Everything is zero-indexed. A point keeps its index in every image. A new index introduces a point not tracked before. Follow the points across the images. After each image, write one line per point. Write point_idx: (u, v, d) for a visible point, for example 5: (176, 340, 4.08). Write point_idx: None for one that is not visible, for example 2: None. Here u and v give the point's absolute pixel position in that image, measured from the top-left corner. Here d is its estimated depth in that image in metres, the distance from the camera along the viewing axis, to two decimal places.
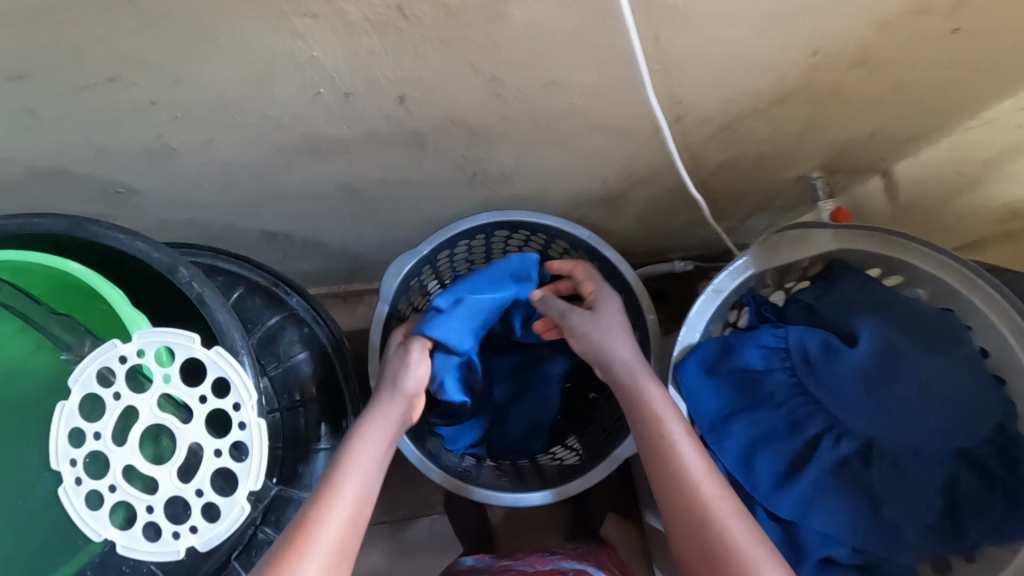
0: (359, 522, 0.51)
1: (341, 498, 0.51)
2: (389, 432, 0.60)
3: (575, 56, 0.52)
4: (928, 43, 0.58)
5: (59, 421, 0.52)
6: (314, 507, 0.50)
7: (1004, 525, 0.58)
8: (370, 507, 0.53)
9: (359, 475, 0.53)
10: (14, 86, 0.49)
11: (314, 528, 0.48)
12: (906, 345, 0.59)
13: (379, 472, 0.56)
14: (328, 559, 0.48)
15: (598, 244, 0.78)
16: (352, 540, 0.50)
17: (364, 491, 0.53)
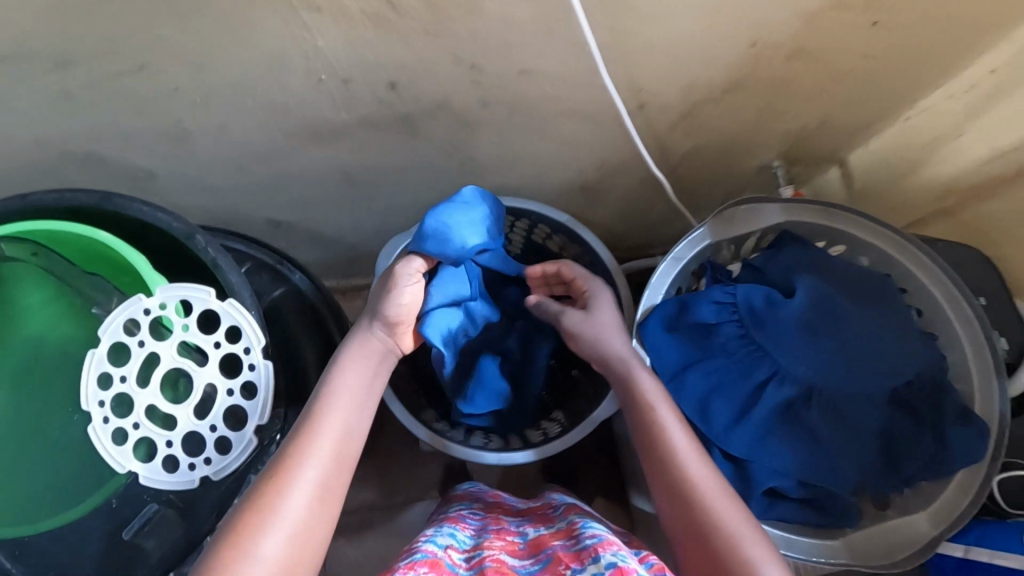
0: (342, 456, 0.54)
1: (322, 435, 0.54)
2: (369, 369, 0.61)
3: (542, 46, 0.60)
4: (853, 35, 0.66)
5: (89, 366, 0.59)
6: (296, 445, 0.54)
7: (932, 460, 0.65)
8: (355, 440, 0.56)
9: (338, 413, 0.56)
10: (60, 75, 0.56)
11: (298, 466, 0.52)
12: (841, 299, 0.67)
13: (362, 407, 0.58)
14: (313, 492, 0.51)
15: (576, 225, 0.85)
16: (337, 472, 0.53)
17: (345, 428, 0.56)
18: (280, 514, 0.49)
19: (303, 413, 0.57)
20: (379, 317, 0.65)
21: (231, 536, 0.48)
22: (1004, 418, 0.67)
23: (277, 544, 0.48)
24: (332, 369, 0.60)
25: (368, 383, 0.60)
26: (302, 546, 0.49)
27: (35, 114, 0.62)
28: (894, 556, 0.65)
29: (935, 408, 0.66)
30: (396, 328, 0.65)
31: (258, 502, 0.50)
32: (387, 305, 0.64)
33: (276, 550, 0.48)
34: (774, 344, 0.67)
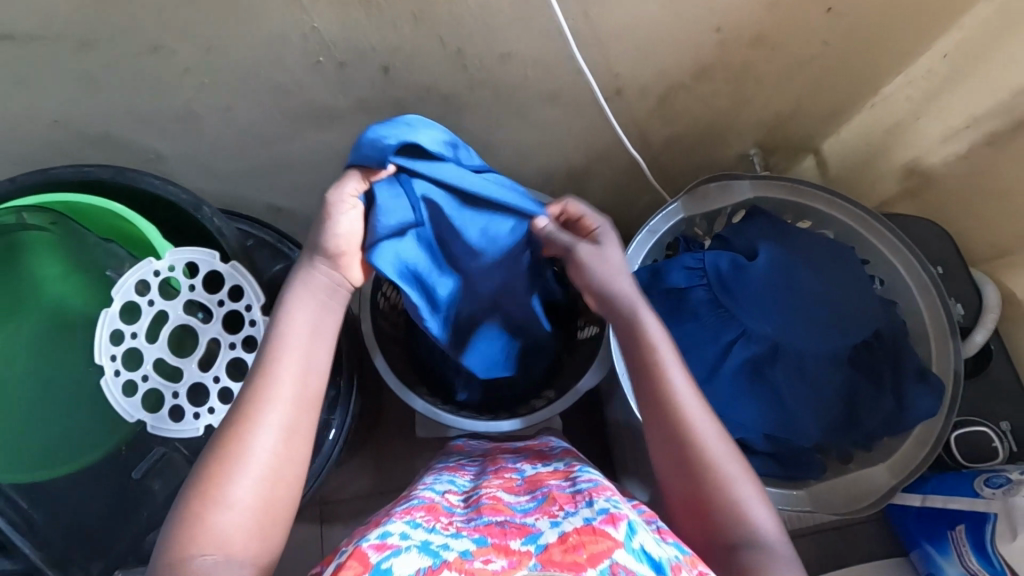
0: (303, 398, 0.54)
1: (277, 378, 0.54)
2: (322, 308, 0.58)
3: (520, 29, 0.66)
4: (811, 20, 0.72)
5: (103, 323, 0.63)
6: (253, 390, 0.53)
7: (890, 416, 0.70)
8: (314, 379, 0.55)
9: (292, 356, 0.55)
10: (81, 53, 0.62)
11: (257, 412, 0.52)
12: (800, 263, 0.72)
13: (319, 346, 0.57)
14: (278, 436, 0.52)
15: None
16: (300, 414, 0.53)
17: (302, 370, 0.55)
18: (247, 459, 0.50)
19: (257, 357, 0.55)
20: (317, 250, 0.59)
21: (201, 485, 0.49)
22: (958, 373, 0.71)
23: (250, 488, 0.50)
24: (279, 312, 0.57)
25: (319, 321, 0.58)
26: (273, 489, 0.51)
27: (60, 95, 0.67)
28: (858, 505, 0.70)
29: (893, 368, 0.71)
30: (339, 260, 0.59)
31: (222, 450, 0.50)
32: (325, 236, 0.59)
33: (249, 494, 0.50)
34: (742, 308, 0.71)
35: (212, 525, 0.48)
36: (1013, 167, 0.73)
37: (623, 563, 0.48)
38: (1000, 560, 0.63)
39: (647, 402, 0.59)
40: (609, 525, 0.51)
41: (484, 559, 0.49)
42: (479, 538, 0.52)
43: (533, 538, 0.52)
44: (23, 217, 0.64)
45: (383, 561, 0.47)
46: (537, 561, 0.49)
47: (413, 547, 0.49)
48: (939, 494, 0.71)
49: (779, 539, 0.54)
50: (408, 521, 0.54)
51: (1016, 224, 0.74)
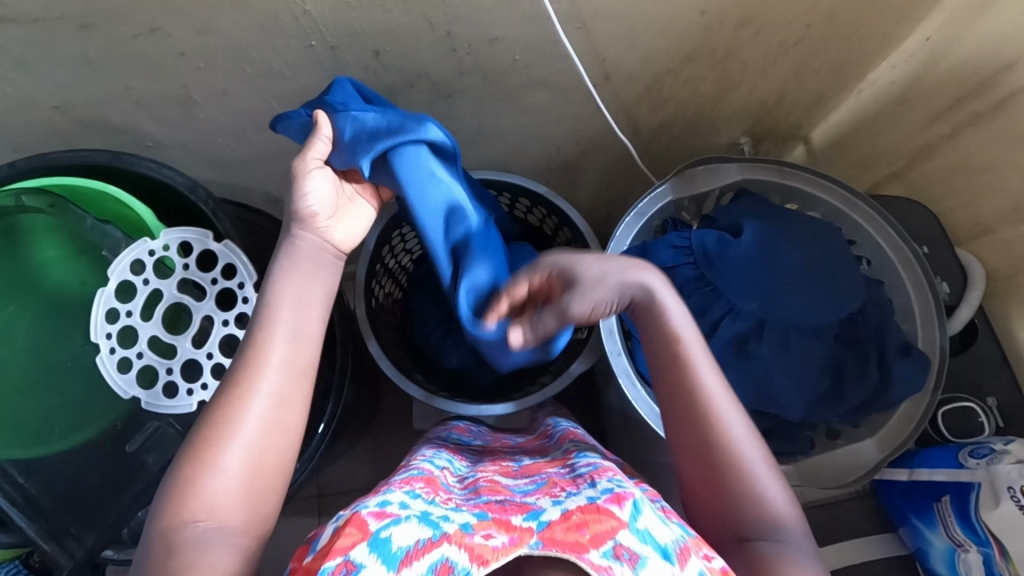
0: (291, 365, 0.54)
1: (269, 347, 0.53)
2: (311, 277, 0.58)
3: (507, 12, 0.67)
4: (795, 4, 0.73)
5: (98, 302, 0.64)
6: (245, 360, 0.53)
7: (876, 390, 0.74)
8: (306, 348, 0.55)
9: (285, 324, 0.55)
10: (80, 36, 0.63)
11: (248, 381, 0.52)
12: (782, 240, 0.76)
13: (310, 312, 0.57)
14: (269, 402, 0.52)
15: (552, 196, 0.81)
16: (291, 382, 0.53)
17: (292, 339, 0.55)
18: (238, 429, 0.50)
19: (249, 327, 0.55)
20: (290, 216, 0.59)
21: (194, 454, 0.49)
22: (943, 350, 0.73)
23: (240, 456, 0.50)
24: (269, 282, 0.56)
25: (306, 290, 0.57)
26: (265, 456, 0.51)
27: (60, 79, 0.69)
28: (843, 479, 0.75)
29: (879, 343, 0.74)
30: (309, 220, 0.59)
31: (214, 418, 0.50)
32: (291, 200, 0.59)
33: (239, 462, 0.49)
34: (729, 285, 0.75)
35: (202, 490, 0.48)
36: (996, 145, 0.74)
37: (627, 545, 0.42)
38: (984, 526, 0.66)
39: (666, 391, 0.58)
40: (613, 504, 0.45)
41: (484, 534, 0.42)
42: (478, 513, 0.46)
43: (535, 515, 0.45)
44: (22, 200, 0.64)
45: (383, 530, 0.41)
46: (539, 539, 0.42)
47: (413, 517, 0.43)
48: (925, 467, 0.74)
49: (801, 531, 0.53)
50: (407, 492, 0.48)
51: (999, 202, 0.75)
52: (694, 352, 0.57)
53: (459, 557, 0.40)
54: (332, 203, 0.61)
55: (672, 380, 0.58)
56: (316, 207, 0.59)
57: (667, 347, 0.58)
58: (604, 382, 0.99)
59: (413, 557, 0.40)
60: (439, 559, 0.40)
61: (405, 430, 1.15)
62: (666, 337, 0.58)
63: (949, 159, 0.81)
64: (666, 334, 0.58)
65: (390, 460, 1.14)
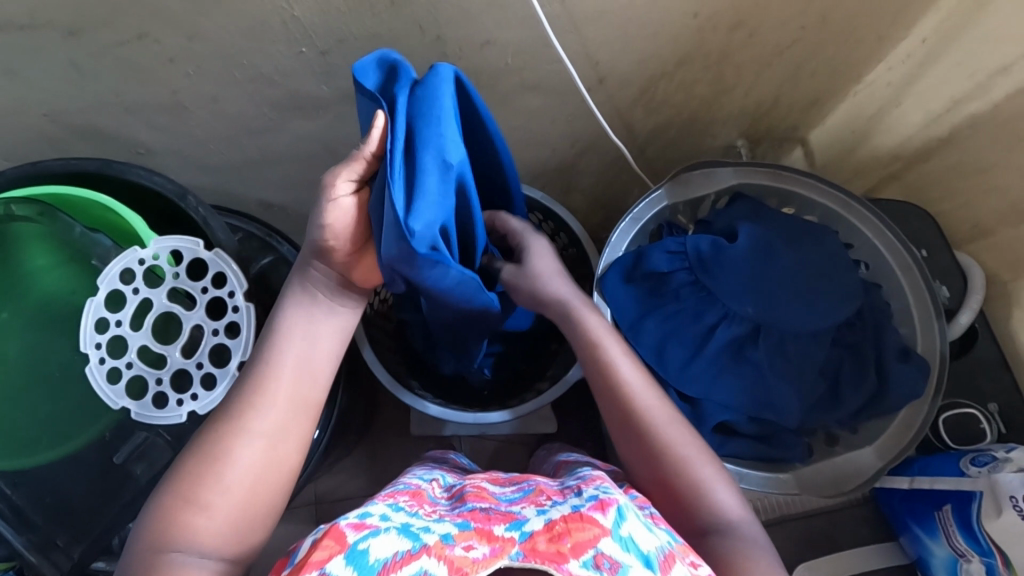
0: (295, 403, 0.54)
1: (273, 389, 0.53)
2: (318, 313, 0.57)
3: (498, 15, 0.66)
4: (788, 6, 0.72)
5: (87, 312, 0.64)
6: (247, 393, 0.53)
7: (874, 396, 0.73)
8: (310, 389, 0.55)
9: (293, 365, 0.55)
10: (69, 44, 0.63)
11: (248, 417, 0.52)
12: (778, 244, 0.75)
13: (319, 352, 0.56)
14: (266, 441, 0.52)
15: (547, 202, 0.79)
16: (291, 420, 0.53)
17: (299, 374, 0.55)
18: (230, 464, 0.50)
19: (254, 361, 0.55)
20: (309, 246, 0.55)
21: (183, 486, 0.49)
22: (943, 355, 0.72)
23: (232, 496, 0.50)
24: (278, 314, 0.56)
25: (314, 325, 0.57)
26: (257, 493, 0.51)
27: (51, 86, 0.68)
28: (841, 487, 0.74)
29: (876, 348, 0.74)
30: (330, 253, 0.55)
31: (206, 449, 0.51)
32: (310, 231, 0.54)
33: (230, 501, 0.49)
34: (724, 291, 0.74)
35: (191, 529, 0.48)
36: (994, 146, 0.73)
37: (609, 553, 0.41)
38: (986, 536, 0.65)
39: (604, 400, 0.60)
40: (598, 511, 0.43)
41: (465, 545, 0.42)
42: (461, 522, 0.45)
43: (518, 525, 0.44)
44: (11, 209, 0.63)
45: (361, 541, 0.40)
46: (520, 550, 0.41)
47: (393, 528, 0.42)
48: (926, 475, 0.73)
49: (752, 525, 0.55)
50: (390, 504, 0.47)
51: (998, 203, 0.74)
52: (614, 356, 0.60)
53: (438, 570, 0.39)
54: (353, 235, 0.54)
55: (605, 389, 0.61)
56: (336, 242, 0.53)
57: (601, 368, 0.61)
58: None
59: (391, 570, 0.39)
60: (417, 573, 0.39)
61: (402, 438, 1.14)
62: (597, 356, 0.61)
63: (947, 161, 0.80)
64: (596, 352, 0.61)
65: (387, 468, 1.13)
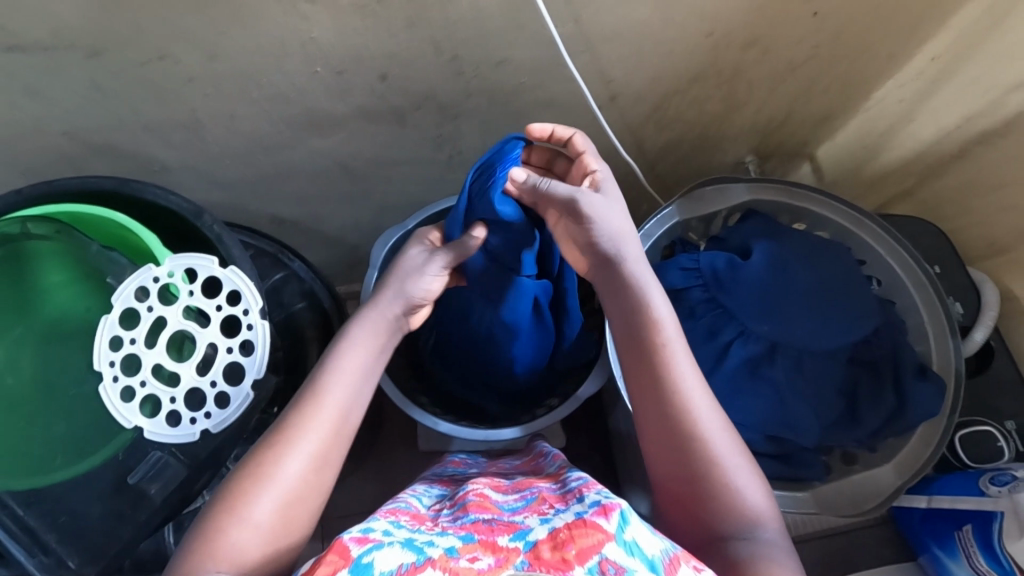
0: (340, 431, 0.54)
1: (320, 412, 0.54)
2: (379, 343, 0.60)
3: (515, 35, 0.67)
4: (798, 25, 0.72)
5: (103, 330, 0.64)
6: (298, 412, 0.54)
7: (890, 415, 0.73)
8: (354, 417, 0.56)
9: (339, 390, 0.55)
10: (90, 64, 0.64)
11: (294, 438, 0.52)
12: (794, 261, 0.75)
13: (366, 385, 0.57)
14: (310, 464, 0.52)
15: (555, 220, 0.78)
16: (333, 446, 0.54)
17: (350, 400, 0.55)
18: (272, 482, 0.50)
19: (306, 383, 0.56)
20: (406, 297, 0.62)
21: (227, 502, 0.49)
22: (959, 372, 0.72)
23: (269, 510, 0.49)
24: (338, 345, 0.58)
25: (370, 361, 0.58)
26: (292, 512, 0.51)
27: (69, 104, 0.69)
28: (861, 507, 0.73)
29: (893, 364, 0.74)
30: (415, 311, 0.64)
31: (254, 465, 0.51)
32: (416, 287, 0.63)
33: (269, 515, 0.49)
34: (740, 308, 0.74)
35: (229, 542, 0.48)
36: (1006, 164, 0.73)
37: (614, 558, 0.40)
38: (1008, 557, 0.64)
39: (647, 385, 0.58)
40: (601, 516, 0.43)
41: (470, 557, 0.41)
42: (465, 536, 0.45)
43: (521, 535, 0.44)
44: (27, 227, 0.63)
45: (364, 554, 0.39)
46: (524, 559, 0.41)
47: (396, 542, 0.42)
48: (944, 494, 0.73)
49: (782, 540, 0.53)
50: (392, 521, 0.47)
51: (1011, 220, 0.75)
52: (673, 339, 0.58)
53: None
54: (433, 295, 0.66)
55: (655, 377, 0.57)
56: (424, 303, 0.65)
57: (636, 340, 0.59)
58: (613, 405, 0.97)
59: None
60: None
61: (412, 453, 1.13)
62: (639, 327, 0.59)
63: (958, 178, 0.80)
64: (641, 325, 0.59)
65: (397, 485, 1.12)
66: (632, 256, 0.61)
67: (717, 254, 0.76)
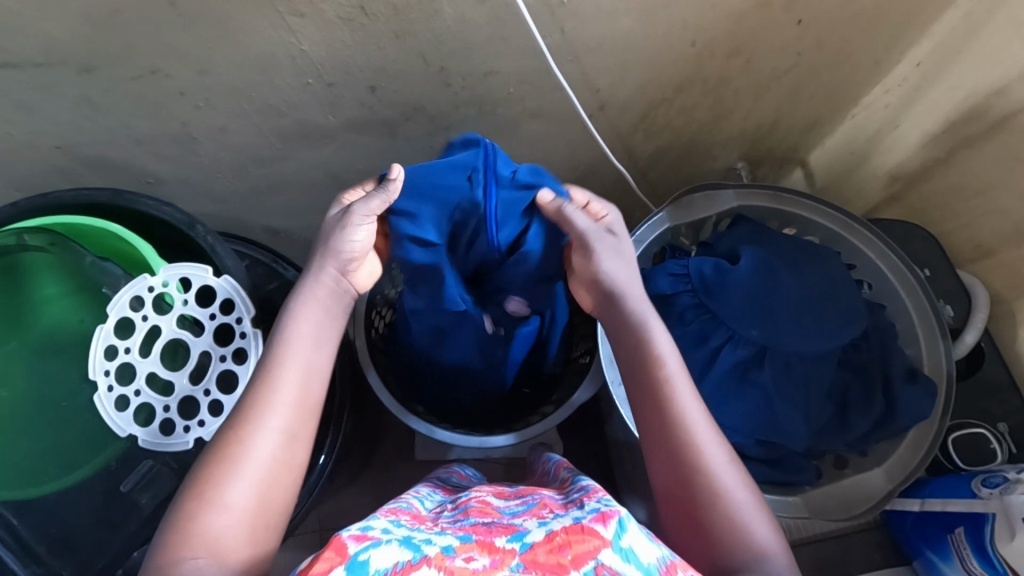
0: (303, 404, 0.54)
1: (282, 389, 0.54)
2: (325, 312, 0.60)
3: (500, 46, 0.68)
4: (781, 33, 0.73)
5: (97, 339, 0.64)
6: (260, 392, 0.54)
7: (881, 418, 0.73)
8: (319, 389, 0.56)
9: (300, 364, 0.56)
10: (83, 79, 0.65)
11: (260, 415, 0.52)
12: (782, 267, 0.76)
13: (321, 351, 0.58)
14: (277, 439, 0.52)
15: None
16: (301, 420, 0.54)
17: (304, 373, 0.56)
18: (242, 464, 0.50)
19: (261, 362, 0.56)
20: (329, 254, 0.61)
21: (197, 487, 0.49)
22: (950, 374, 0.72)
23: (245, 494, 0.49)
24: (285, 317, 0.58)
25: (322, 326, 0.59)
26: (267, 492, 0.50)
27: (63, 119, 0.70)
28: (851, 511, 0.74)
29: (882, 368, 0.75)
30: (349, 264, 0.62)
31: (220, 450, 0.51)
32: (340, 241, 0.61)
33: (244, 498, 0.49)
34: (730, 313, 0.75)
35: (205, 529, 0.47)
36: (991, 168, 0.74)
37: (609, 564, 0.40)
38: (1001, 560, 0.64)
39: (643, 413, 0.59)
40: (598, 523, 0.43)
41: (466, 557, 0.41)
42: (462, 535, 0.45)
43: (519, 536, 0.44)
44: (23, 239, 0.63)
45: (362, 552, 0.39)
46: (521, 561, 0.40)
47: (394, 540, 0.42)
48: (937, 498, 0.73)
49: (786, 564, 0.51)
50: (391, 521, 0.47)
51: (998, 223, 0.75)
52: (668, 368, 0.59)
53: None
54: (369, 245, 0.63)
55: (651, 406, 0.58)
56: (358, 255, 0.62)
57: (638, 371, 0.60)
58: (607, 411, 0.97)
59: None
60: None
61: (407, 462, 1.13)
62: (641, 356, 0.60)
63: (944, 182, 0.81)
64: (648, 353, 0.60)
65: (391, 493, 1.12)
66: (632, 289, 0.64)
67: (704, 261, 0.76)
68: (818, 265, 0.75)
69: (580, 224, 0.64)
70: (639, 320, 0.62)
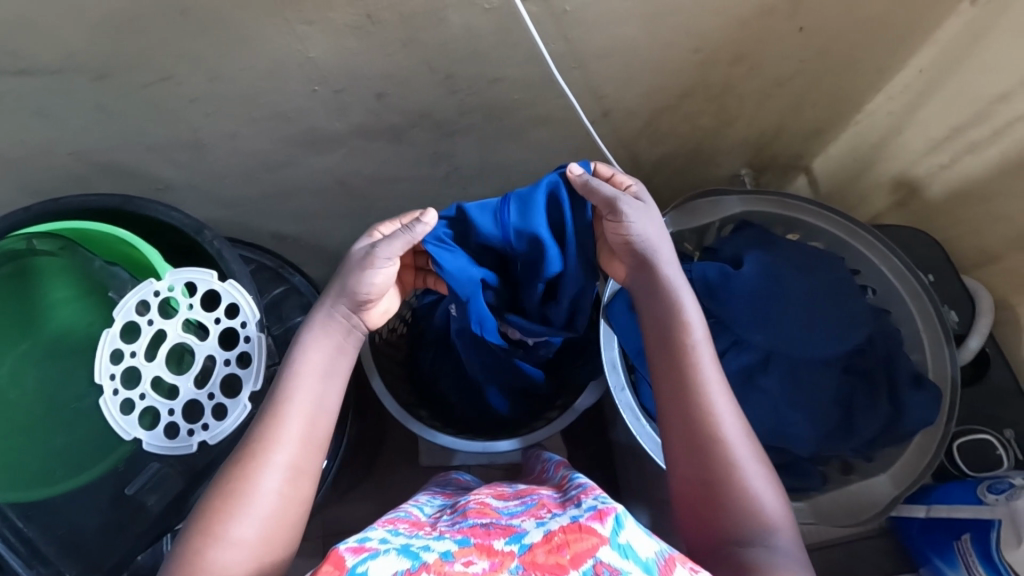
0: (310, 440, 0.55)
1: (289, 420, 0.54)
2: (337, 347, 0.59)
3: (506, 53, 0.69)
4: (784, 40, 0.74)
5: (104, 343, 0.65)
6: (265, 428, 0.54)
7: (887, 423, 0.73)
8: (324, 421, 0.57)
9: (304, 402, 0.56)
10: (97, 87, 0.66)
11: (266, 450, 0.52)
12: (787, 271, 0.76)
13: (330, 388, 0.58)
14: (284, 476, 0.52)
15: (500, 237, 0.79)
16: (308, 455, 0.54)
17: (313, 412, 0.56)
18: (252, 502, 0.50)
19: (269, 398, 0.56)
20: (347, 295, 0.59)
21: (204, 523, 0.49)
22: (955, 381, 0.72)
23: (253, 528, 0.50)
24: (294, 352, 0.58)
25: (331, 362, 0.59)
26: (276, 527, 0.51)
27: (76, 126, 0.71)
28: (858, 516, 0.74)
29: (888, 372, 0.75)
30: (361, 305, 0.60)
31: (229, 486, 0.51)
32: (357, 282, 0.58)
33: (254, 532, 0.50)
34: (734, 317, 0.75)
35: (211, 564, 0.47)
36: (994, 173, 0.74)
37: (608, 561, 0.40)
38: (1005, 563, 0.64)
39: (669, 390, 0.59)
40: (596, 520, 0.43)
41: (465, 561, 0.41)
42: (461, 539, 0.45)
43: (517, 538, 0.44)
44: (33, 244, 0.65)
45: (359, 564, 0.39)
46: (519, 563, 0.41)
47: (393, 549, 0.42)
48: (943, 504, 0.73)
49: (795, 541, 0.51)
50: (389, 530, 0.47)
51: (1003, 229, 0.75)
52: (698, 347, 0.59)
53: None
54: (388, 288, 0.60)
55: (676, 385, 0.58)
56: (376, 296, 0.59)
57: (671, 345, 0.60)
58: (611, 415, 0.98)
59: None
60: None
61: (412, 466, 1.13)
62: (672, 333, 0.60)
63: (946, 188, 0.81)
64: (675, 328, 0.60)
65: (396, 498, 1.12)
66: (669, 259, 0.63)
67: (708, 265, 0.77)
68: (823, 270, 0.76)
69: (606, 192, 0.61)
70: (671, 287, 0.62)
